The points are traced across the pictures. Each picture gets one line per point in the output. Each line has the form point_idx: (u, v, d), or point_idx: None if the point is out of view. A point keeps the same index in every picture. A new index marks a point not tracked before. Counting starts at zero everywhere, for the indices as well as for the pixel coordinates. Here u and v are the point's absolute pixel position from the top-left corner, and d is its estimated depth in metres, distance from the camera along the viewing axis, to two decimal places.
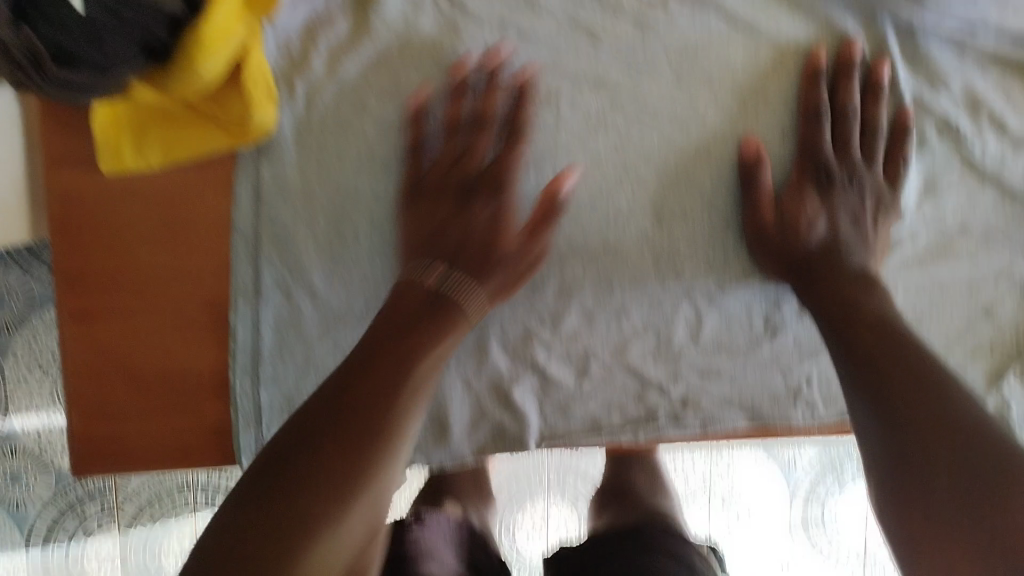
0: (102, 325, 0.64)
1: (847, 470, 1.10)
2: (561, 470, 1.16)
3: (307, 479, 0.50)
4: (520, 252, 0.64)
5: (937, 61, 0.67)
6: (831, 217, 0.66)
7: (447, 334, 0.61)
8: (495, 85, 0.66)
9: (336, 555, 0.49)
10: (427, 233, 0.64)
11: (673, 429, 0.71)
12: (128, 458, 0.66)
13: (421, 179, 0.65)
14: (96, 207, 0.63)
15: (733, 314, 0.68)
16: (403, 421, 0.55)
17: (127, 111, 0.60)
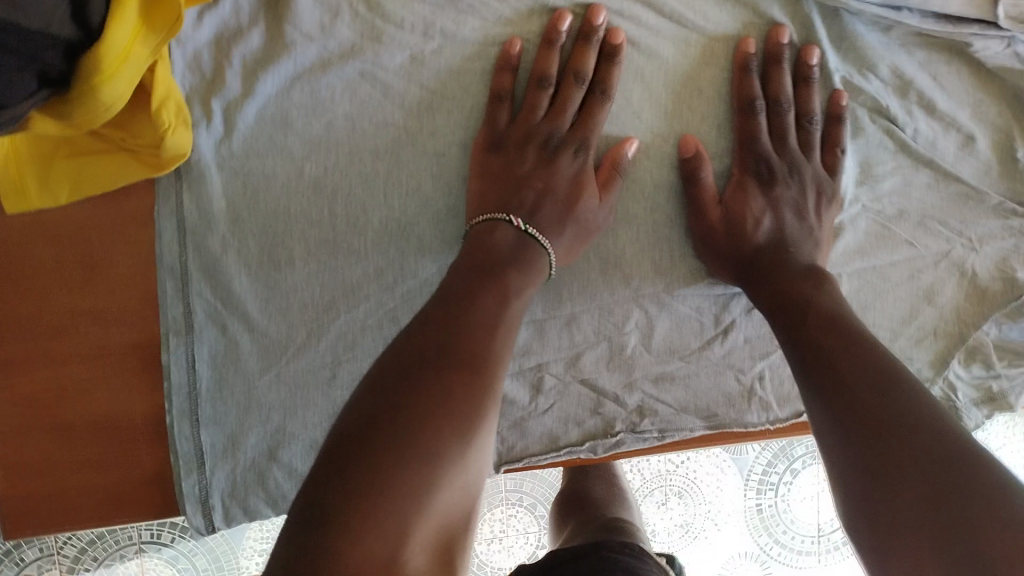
0: (20, 377, 0.60)
1: (798, 456, 1.11)
2: (517, 478, 1.13)
3: (415, 413, 0.44)
4: (602, 209, 0.63)
5: (868, 46, 0.66)
6: (776, 214, 0.65)
7: (513, 282, 0.57)
8: (588, 41, 0.63)
9: (458, 494, 0.44)
10: (500, 189, 0.62)
11: (633, 440, 0.70)
12: (62, 516, 0.62)
13: (503, 133, 0.63)
14: (5, 251, 0.58)
15: (685, 317, 0.67)
16: (497, 359, 0.51)
17: (27, 147, 0.55)
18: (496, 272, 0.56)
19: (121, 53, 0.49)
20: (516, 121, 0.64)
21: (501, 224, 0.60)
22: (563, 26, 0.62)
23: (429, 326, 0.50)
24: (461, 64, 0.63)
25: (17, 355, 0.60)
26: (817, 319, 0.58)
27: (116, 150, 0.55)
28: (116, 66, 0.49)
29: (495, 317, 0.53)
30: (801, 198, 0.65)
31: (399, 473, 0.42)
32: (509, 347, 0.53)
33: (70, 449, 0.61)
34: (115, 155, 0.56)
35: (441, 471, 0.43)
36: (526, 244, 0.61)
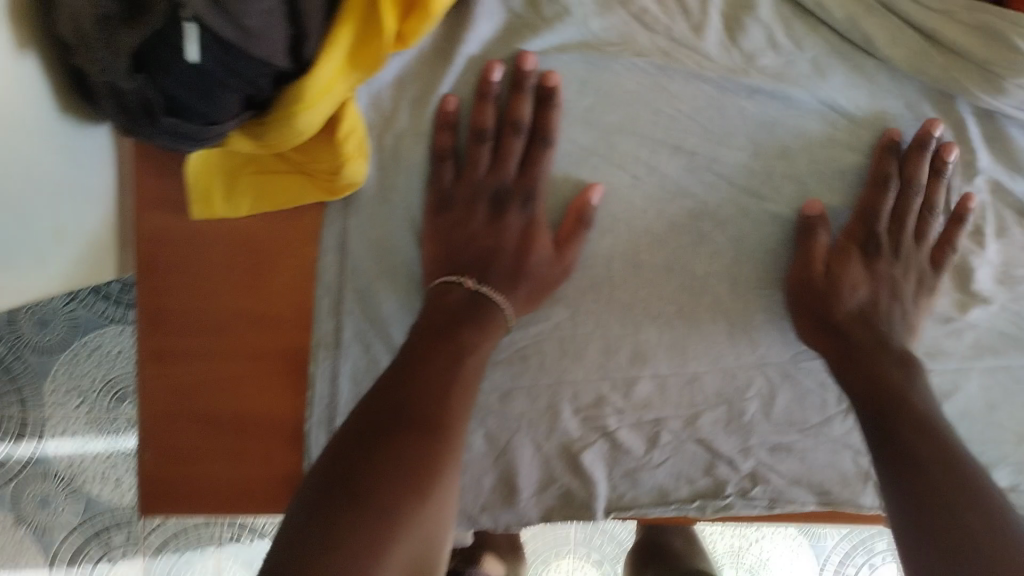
0: (180, 368, 0.65)
1: (878, 551, 1.07)
2: (587, 531, 1.13)
3: (381, 465, 0.50)
4: (557, 263, 0.63)
5: (1017, 142, 0.66)
6: (873, 287, 0.66)
7: (488, 332, 0.62)
8: (522, 90, 0.62)
9: (421, 544, 0.49)
10: (453, 248, 0.63)
11: (742, 506, 0.70)
12: (197, 501, 0.67)
13: (449, 193, 0.63)
14: (185, 251, 0.63)
15: (808, 391, 0.67)
16: (454, 418, 0.55)
17: (221, 161, 0.60)
18: (452, 329, 0.60)
19: (325, 90, 0.53)
20: (460, 177, 0.63)
21: (454, 285, 0.62)
22: (494, 77, 0.61)
23: (387, 391, 0.55)
24: (613, 123, 0.65)
25: (180, 347, 0.65)
26: (892, 387, 0.61)
27: (298, 173, 0.61)
28: (318, 97, 0.53)
29: (451, 381, 0.57)
30: (902, 275, 0.66)
31: (362, 530, 0.46)
32: (466, 407, 0.57)
33: (211, 438, 0.66)
34: (296, 178, 0.61)
35: (400, 524, 0.48)
36: (481, 301, 0.63)
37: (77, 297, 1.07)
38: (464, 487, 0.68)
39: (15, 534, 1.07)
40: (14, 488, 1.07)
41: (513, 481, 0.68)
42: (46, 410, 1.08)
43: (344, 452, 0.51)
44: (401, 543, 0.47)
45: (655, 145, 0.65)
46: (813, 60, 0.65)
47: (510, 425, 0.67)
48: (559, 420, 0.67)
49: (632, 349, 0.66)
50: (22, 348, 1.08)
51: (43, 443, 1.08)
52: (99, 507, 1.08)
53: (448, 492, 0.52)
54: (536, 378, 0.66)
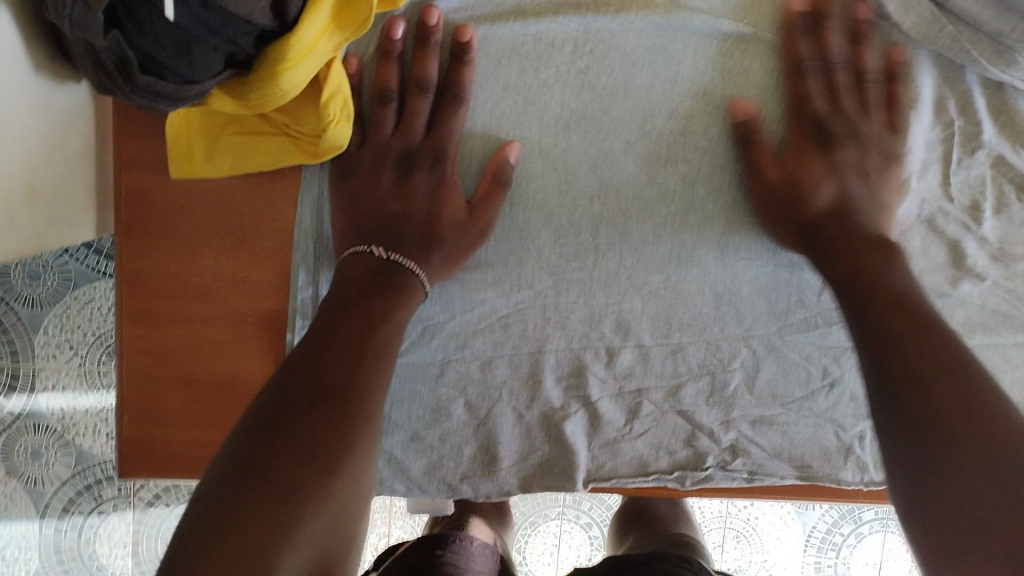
0: (159, 328, 0.64)
1: (866, 521, 1.08)
2: (576, 494, 1.14)
3: (294, 446, 0.47)
4: (470, 225, 0.62)
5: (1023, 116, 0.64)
6: (838, 180, 0.63)
7: (405, 301, 0.60)
8: (427, 46, 0.60)
9: (342, 527, 0.46)
10: (359, 212, 0.62)
11: (722, 477, 0.70)
12: (175, 462, 0.67)
13: (353, 157, 0.62)
14: (166, 208, 0.62)
15: (793, 363, 0.67)
16: (371, 389, 0.53)
17: (199, 119, 0.59)
18: (357, 301, 0.57)
19: (308, 46, 0.53)
20: (364, 142, 0.62)
21: (364, 255, 0.61)
22: (395, 34, 0.60)
23: (295, 370, 0.52)
24: (608, 85, 0.65)
25: (158, 307, 0.64)
26: (888, 301, 0.58)
27: (279, 135, 0.59)
28: (303, 53, 0.52)
29: (356, 353, 0.54)
30: (862, 161, 0.63)
31: (268, 515, 0.43)
32: (384, 379, 0.55)
33: (191, 402, 0.65)
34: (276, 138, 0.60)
35: (301, 512, 0.44)
36: (395, 271, 0.61)
37: (69, 253, 1.06)
38: (445, 456, 0.68)
39: (7, 486, 1.08)
40: (5, 440, 1.08)
41: (494, 449, 0.68)
42: (36, 363, 1.08)
43: (252, 432, 0.47)
44: (304, 529, 0.44)
45: (651, 110, 0.65)
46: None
47: (491, 393, 0.67)
48: (541, 388, 0.67)
49: (615, 320, 0.66)
50: (13, 300, 1.07)
51: (35, 397, 1.08)
52: (90, 462, 1.09)
53: (362, 466, 0.49)
54: (518, 346, 0.66)
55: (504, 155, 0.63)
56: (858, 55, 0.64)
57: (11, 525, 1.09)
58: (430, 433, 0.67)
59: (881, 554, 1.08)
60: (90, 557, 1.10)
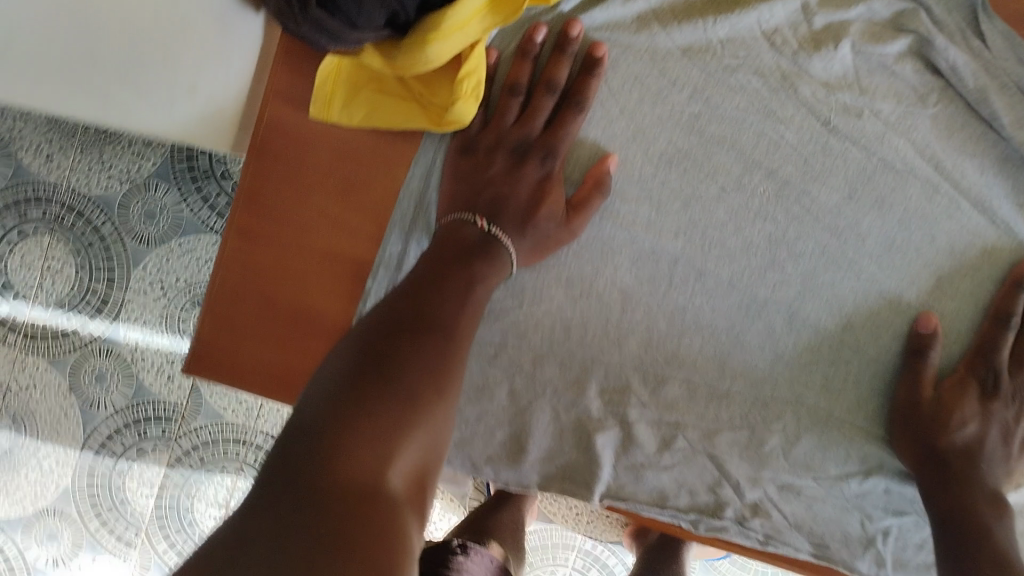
0: (260, 246, 0.70)
1: None
2: (588, 560, 1.22)
3: (398, 359, 0.52)
4: (561, 221, 0.66)
5: None
6: (987, 426, 0.65)
7: (496, 269, 0.65)
8: (562, 53, 0.66)
9: (437, 437, 0.51)
10: (473, 188, 0.67)
11: (735, 531, 0.70)
12: (237, 372, 0.71)
13: (475, 138, 0.68)
14: (297, 142, 0.69)
15: (833, 442, 0.67)
16: (460, 332, 0.59)
17: (348, 71, 0.66)
18: (464, 259, 0.63)
19: (459, 26, 0.59)
20: (488, 126, 0.68)
21: (467, 222, 0.66)
22: (536, 39, 0.66)
23: (402, 304, 0.58)
24: (715, 133, 0.69)
25: (266, 227, 0.69)
26: (989, 559, 0.61)
27: (413, 102, 0.65)
28: (452, 33, 0.59)
29: (461, 306, 0.60)
30: (1012, 424, 0.65)
31: (383, 408, 0.48)
32: (470, 329, 0.61)
33: (271, 323, 0.70)
34: (409, 105, 0.66)
35: (413, 416, 0.49)
36: (490, 242, 0.65)
37: (189, 202, 1.14)
38: (478, 434, 0.71)
39: (66, 400, 1.16)
40: (77, 357, 1.16)
41: (525, 439, 0.70)
42: (126, 295, 1.15)
43: (361, 347, 0.53)
44: (413, 431, 0.49)
45: (750, 165, 0.68)
46: (933, 118, 0.66)
47: (537, 387, 0.69)
48: (584, 395, 0.69)
49: (668, 352, 0.68)
50: (124, 233, 1.15)
51: (114, 325, 1.15)
52: (145, 397, 1.15)
53: (452, 392, 0.54)
54: (575, 349, 0.69)
55: (925, 323, 0.65)
56: None
57: (56, 440, 1.16)
58: (470, 408, 0.70)
59: None
60: (118, 488, 1.15)
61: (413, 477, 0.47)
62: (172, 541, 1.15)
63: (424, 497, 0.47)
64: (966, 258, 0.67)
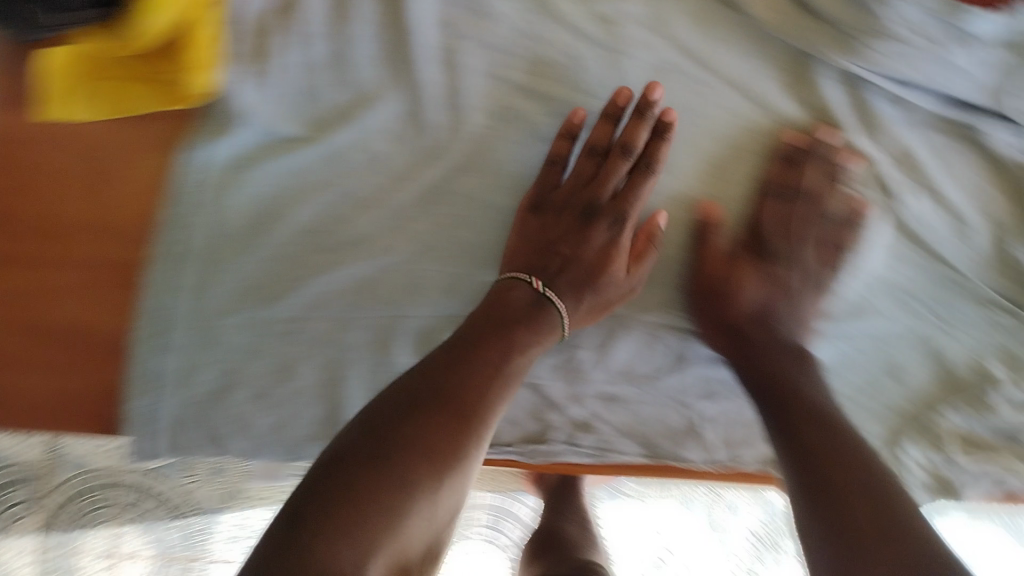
0: (19, 271, 0.64)
1: (785, 550, 1.21)
2: (496, 516, 1.23)
3: (418, 442, 0.54)
4: (626, 280, 0.65)
5: (880, 114, 0.68)
6: (770, 289, 0.69)
7: (542, 334, 0.63)
8: (642, 117, 0.64)
9: (425, 525, 0.53)
10: (537, 251, 0.65)
11: (569, 452, 0.72)
12: (20, 414, 0.64)
13: (546, 197, 0.65)
14: (42, 153, 0.65)
15: (644, 343, 0.68)
16: (489, 408, 0.58)
17: (74, 66, 0.63)
18: (500, 327, 0.61)
19: None
20: (561, 186, 0.66)
21: (521, 282, 0.64)
22: (621, 102, 0.65)
23: (424, 377, 0.58)
24: (474, 65, 0.66)
25: (24, 251, 0.64)
26: (802, 413, 0.63)
27: (150, 82, 0.64)
28: None
29: (492, 376, 0.60)
30: (797, 279, 0.68)
31: (375, 499, 0.50)
32: (503, 400, 0.60)
33: (47, 352, 0.64)
34: (147, 87, 0.64)
35: (403, 505, 0.51)
36: (543, 305, 0.64)
37: None
38: (287, 415, 0.66)
39: None
40: None
41: (338, 410, 0.67)
42: None
43: (389, 414, 0.55)
44: (400, 524, 0.51)
45: (522, 91, 0.67)
46: (693, 14, 0.69)
47: (343, 354, 0.66)
48: (392, 351, 0.66)
49: (471, 291, 0.65)
50: None
51: None
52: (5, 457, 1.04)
53: (459, 479, 0.55)
54: (372, 308, 0.65)
55: (709, 211, 0.66)
56: (798, 175, 0.67)
57: None
58: (278, 390, 0.66)
59: None
60: None
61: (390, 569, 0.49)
62: None
63: None
64: (744, 144, 0.68)
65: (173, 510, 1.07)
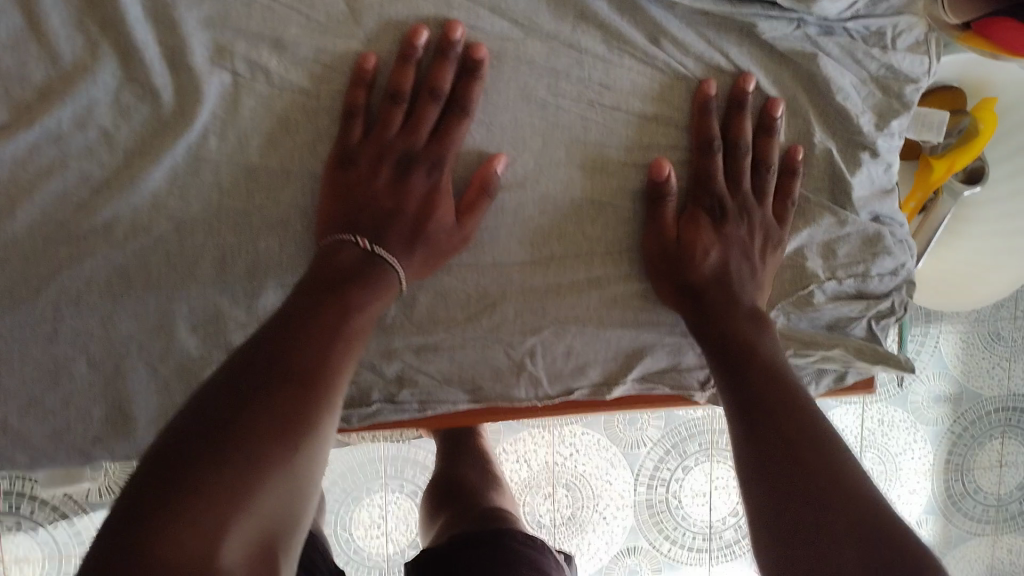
0: None
1: (690, 453, 1.24)
2: (397, 464, 1.23)
3: (262, 416, 0.46)
4: (457, 231, 0.59)
5: (651, 12, 0.61)
6: (725, 250, 0.64)
7: (382, 293, 0.57)
8: (446, 59, 0.57)
9: (291, 501, 0.45)
10: (352, 211, 0.57)
11: (390, 410, 0.68)
12: None
13: (353, 151, 0.57)
14: None
15: (451, 288, 0.64)
16: (335, 375, 0.52)
17: None
18: (335, 291, 0.55)
19: None
20: (368, 137, 0.58)
21: (346, 244, 0.57)
22: (420, 42, 0.56)
23: (261, 350, 0.51)
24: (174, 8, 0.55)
25: None
26: (758, 345, 0.60)
27: None
28: None
29: (331, 342, 0.53)
30: (748, 238, 0.64)
31: (221, 482, 0.43)
32: (346, 366, 0.53)
33: None
34: None
35: (257, 481, 0.44)
36: (375, 265, 0.58)
37: None
38: (70, 419, 0.61)
39: None
40: None
41: (126, 408, 0.61)
42: None
43: (220, 393, 0.47)
44: (255, 504, 0.43)
45: (250, 35, 0.56)
46: None
47: (118, 347, 0.59)
48: (173, 338, 0.60)
49: (247, 261, 0.59)
50: None
51: None
52: None
53: (318, 449, 0.48)
54: (143, 297, 0.58)
55: (659, 166, 0.62)
56: (738, 126, 0.63)
57: None
58: (50, 396, 0.60)
59: (708, 483, 1.25)
60: None
61: (253, 555, 0.42)
62: None
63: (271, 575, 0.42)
64: (513, 67, 0.60)
65: (59, 514, 1.06)
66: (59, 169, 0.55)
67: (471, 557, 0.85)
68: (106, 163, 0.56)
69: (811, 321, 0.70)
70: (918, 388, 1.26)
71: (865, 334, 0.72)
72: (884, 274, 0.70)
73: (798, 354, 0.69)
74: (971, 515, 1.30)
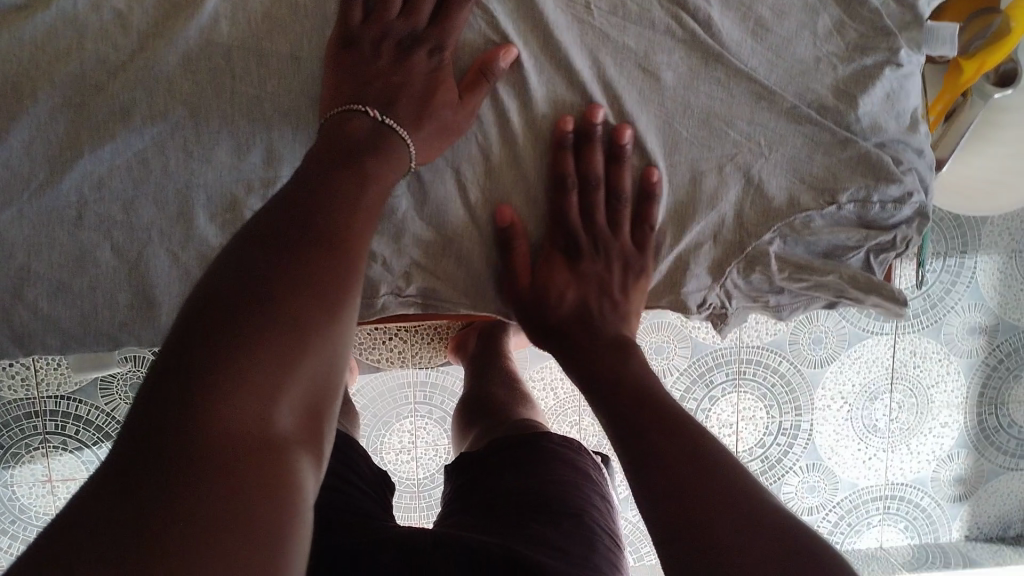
0: None
1: (716, 383, 1.23)
2: (428, 391, 1.25)
3: (296, 274, 0.46)
4: (462, 107, 0.60)
5: None
6: (582, 289, 0.68)
7: (395, 162, 0.57)
8: None
9: (334, 361, 0.46)
10: (358, 87, 0.57)
11: (396, 304, 0.69)
12: None
13: (357, 33, 0.58)
14: None
15: (462, 181, 0.64)
16: (358, 237, 0.51)
17: None
18: (349, 160, 0.54)
19: None
20: (369, 20, 0.58)
21: (357, 114, 0.57)
22: None
23: (286, 210, 0.50)
24: None
25: None
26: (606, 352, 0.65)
27: None
28: None
29: (354, 206, 0.52)
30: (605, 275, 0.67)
31: (268, 342, 0.42)
32: (369, 230, 0.53)
33: None
34: None
35: (300, 342, 0.44)
36: (387, 134, 0.57)
37: None
38: (98, 305, 0.63)
39: None
40: None
41: (151, 295, 0.63)
42: None
43: (249, 250, 0.46)
44: (302, 365, 0.43)
45: None
46: None
47: (139, 236, 0.61)
48: (192, 227, 0.62)
49: (262, 149, 0.60)
50: None
51: None
52: None
53: (349, 306, 0.48)
54: (160, 184, 0.60)
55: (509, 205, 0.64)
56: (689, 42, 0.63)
57: None
58: (77, 282, 0.62)
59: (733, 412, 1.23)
60: None
61: (301, 417, 0.43)
62: (12, 533, 1.11)
63: (318, 438, 0.44)
64: None
65: (103, 435, 1.12)
66: (76, 54, 0.57)
67: (514, 456, 0.76)
68: (122, 47, 0.58)
69: (807, 246, 0.68)
70: (953, 320, 1.24)
71: (862, 264, 0.70)
72: (886, 202, 0.65)
73: (789, 278, 0.69)
74: (1005, 449, 1.28)
